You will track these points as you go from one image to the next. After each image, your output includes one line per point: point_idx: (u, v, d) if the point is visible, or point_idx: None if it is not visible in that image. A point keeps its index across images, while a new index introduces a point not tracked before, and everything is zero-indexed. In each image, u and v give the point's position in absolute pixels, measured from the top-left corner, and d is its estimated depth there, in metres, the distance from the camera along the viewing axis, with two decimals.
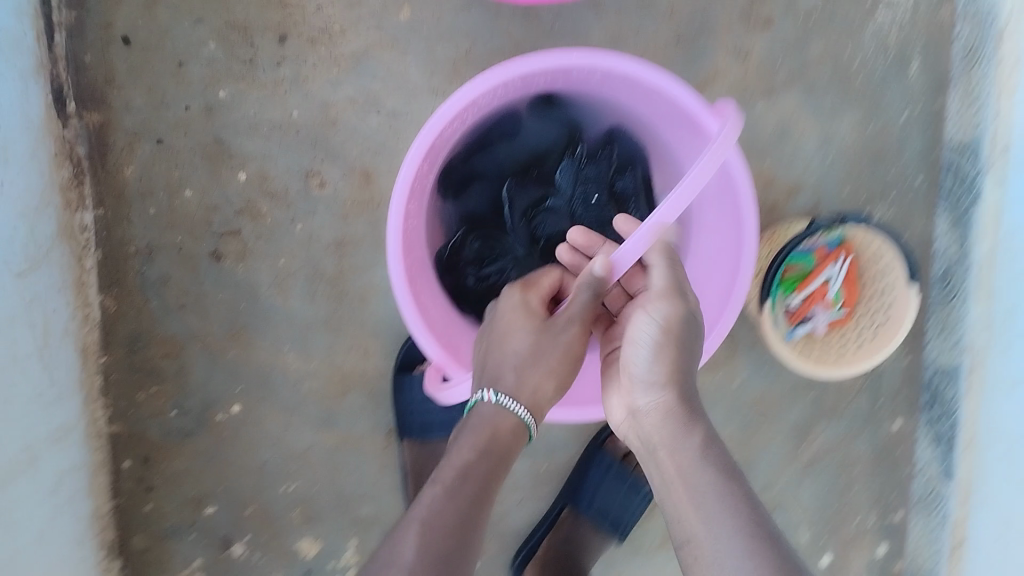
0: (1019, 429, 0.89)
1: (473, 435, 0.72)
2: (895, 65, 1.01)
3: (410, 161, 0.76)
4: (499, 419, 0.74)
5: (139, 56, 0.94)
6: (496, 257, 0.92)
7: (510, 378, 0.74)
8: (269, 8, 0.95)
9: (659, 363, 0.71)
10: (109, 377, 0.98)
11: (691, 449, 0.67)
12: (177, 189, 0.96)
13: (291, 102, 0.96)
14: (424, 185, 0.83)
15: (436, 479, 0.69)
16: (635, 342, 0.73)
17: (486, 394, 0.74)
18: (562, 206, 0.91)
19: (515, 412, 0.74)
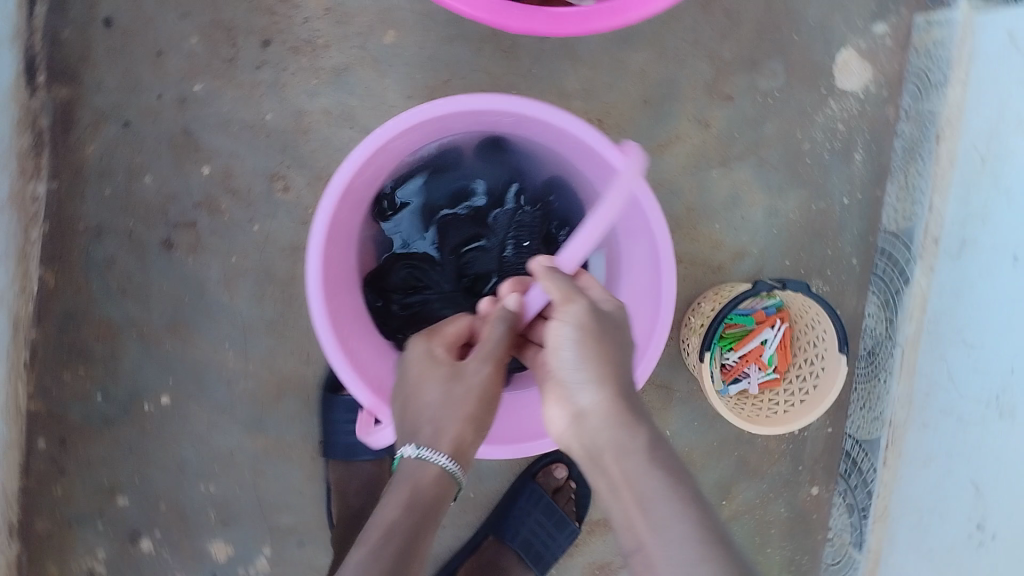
0: (929, 502, 0.97)
1: (398, 491, 0.68)
2: (841, 153, 1.08)
3: (337, 184, 0.74)
4: (421, 473, 0.69)
5: (119, 40, 0.94)
6: (421, 288, 0.91)
7: (428, 429, 0.70)
8: (257, 12, 0.96)
9: (590, 363, 0.67)
10: (35, 353, 0.95)
11: (634, 446, 0.63)
12: (137, 174, 0.96)
13: (266, 105, 0.98)
14: (353, 210, 0.82)
15: (360, 541, 0.65)
16: (561, 346, 0.68)
17: (407, 449, 0.70)
18: (493, 246, 0.90)
19: (438, 461, 0.69)
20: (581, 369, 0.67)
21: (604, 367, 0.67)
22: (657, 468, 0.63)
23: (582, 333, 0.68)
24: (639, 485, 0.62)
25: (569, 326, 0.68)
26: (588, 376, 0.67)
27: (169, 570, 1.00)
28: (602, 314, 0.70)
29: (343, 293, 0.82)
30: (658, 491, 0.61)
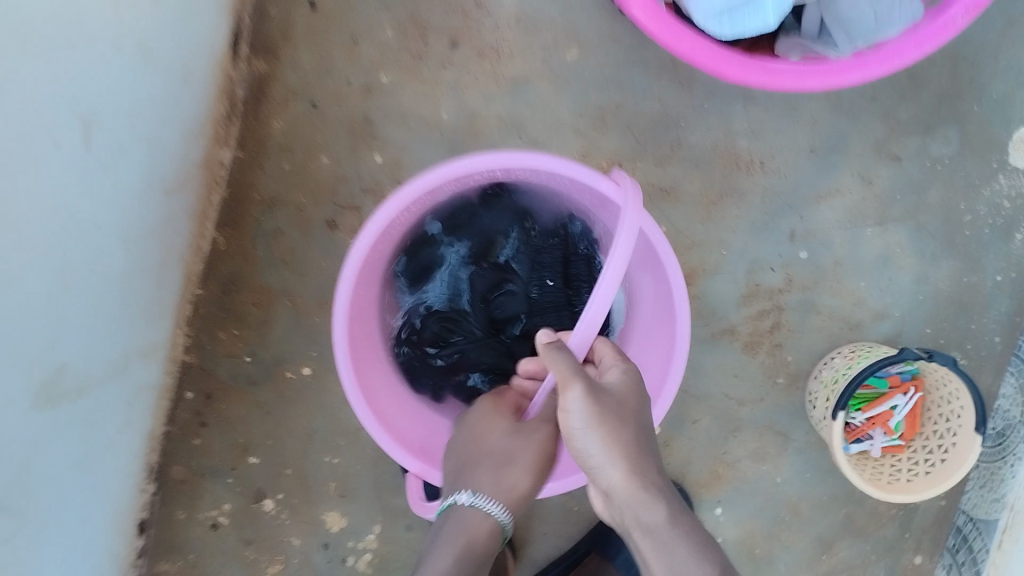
0: None
1: (450, 543, 0.68)
2: (1001, 230, 1.06)
3: (363, 240, 0.75)
4: (475, 522, 0.70)
5: (321, 24, 0.97)
6: (454, 339, 0.87)
7: (485, 479, 0.72)
8: (453, 14, 0.99)
9: (598, 440, 0.64)
10: (197, 310, 1.01)
11: (657, 523, 0.63)
12: (314, 154, 1.00)
13: (444, 102, 1.00)
14: (375, 271, 0.82)
15: None
16: (573, 427, 0.66)
17: (461, 497, 0.71)
18: (520, 290, 0.87)
19: (491, 512, 0.70)
20: (597, 452, 0.65)
21: (619, 448, 0.64)
22: (683, 542, 0.62)
23: (590, 414, 0.64)
24: (665, 553, 0.61)
25: (577, 405, 0.65)
26: (600, 459, 0.65)
27: (286, 534, 1.04)
28: (607, 387, 0.68)
29: (373, 353, 0.82)
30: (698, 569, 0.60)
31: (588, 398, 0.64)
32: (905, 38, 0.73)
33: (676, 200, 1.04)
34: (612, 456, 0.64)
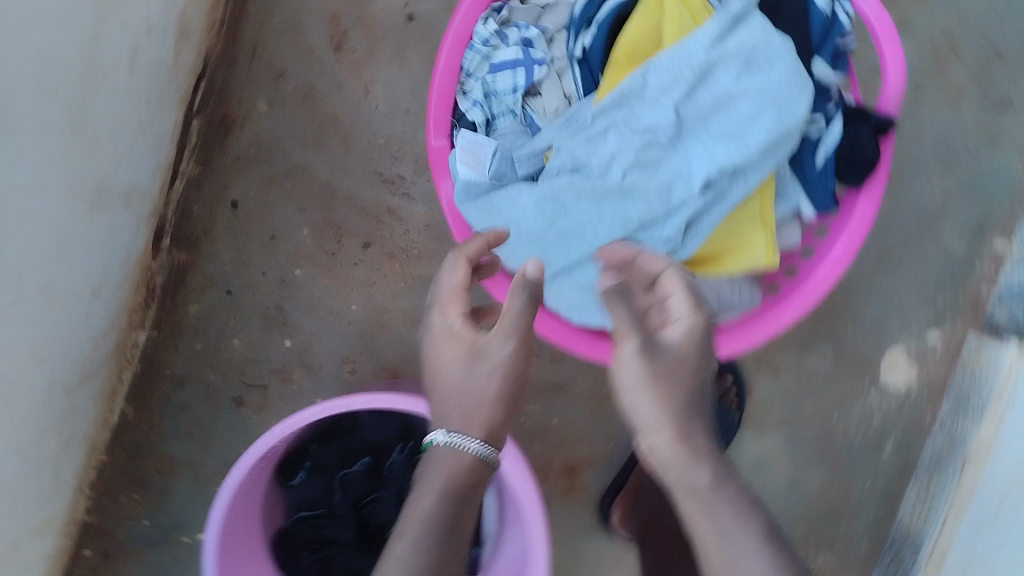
0: None
1: (429, 484, 0.58)
2: (871, 445, 1.12)
3: (248, 458, 0.80)
4: (453, 462, 0.59)
5: (240, 221, 1.04)
6: (325, 543, 0.91)
7: (455, 415, 0.61)
8: (366, 216, 1.04)
9: (651, 405, 0.56)
10: (101, 474, 1.05)
11: (705, 491, 0.55)
12: (226, 337, 1.05)
13: (354, 297, 1.05)
14: (260, 477, 0.87)
15: (399, 535, 0.56)
16: (621, 385, 0.58)
17: (438, 434, 0.61)
18: (390, 497, 0.92)
19: (471, 448, 0.59)
20: (645, 412, 0.57)
21: (670, 417, 0.56)
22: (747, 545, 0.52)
23: (641, 375, 0.57)
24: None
25: (628, 365, 0.58)
26: (657, 445, 0.56)
27: None
28: (663, 347, 0.58)
29: (247, 555, 0.86)
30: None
31: (643, 368, 0.57)
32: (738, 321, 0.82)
33: (569, 395, 1.07)
34: (663, 429, 0.56)
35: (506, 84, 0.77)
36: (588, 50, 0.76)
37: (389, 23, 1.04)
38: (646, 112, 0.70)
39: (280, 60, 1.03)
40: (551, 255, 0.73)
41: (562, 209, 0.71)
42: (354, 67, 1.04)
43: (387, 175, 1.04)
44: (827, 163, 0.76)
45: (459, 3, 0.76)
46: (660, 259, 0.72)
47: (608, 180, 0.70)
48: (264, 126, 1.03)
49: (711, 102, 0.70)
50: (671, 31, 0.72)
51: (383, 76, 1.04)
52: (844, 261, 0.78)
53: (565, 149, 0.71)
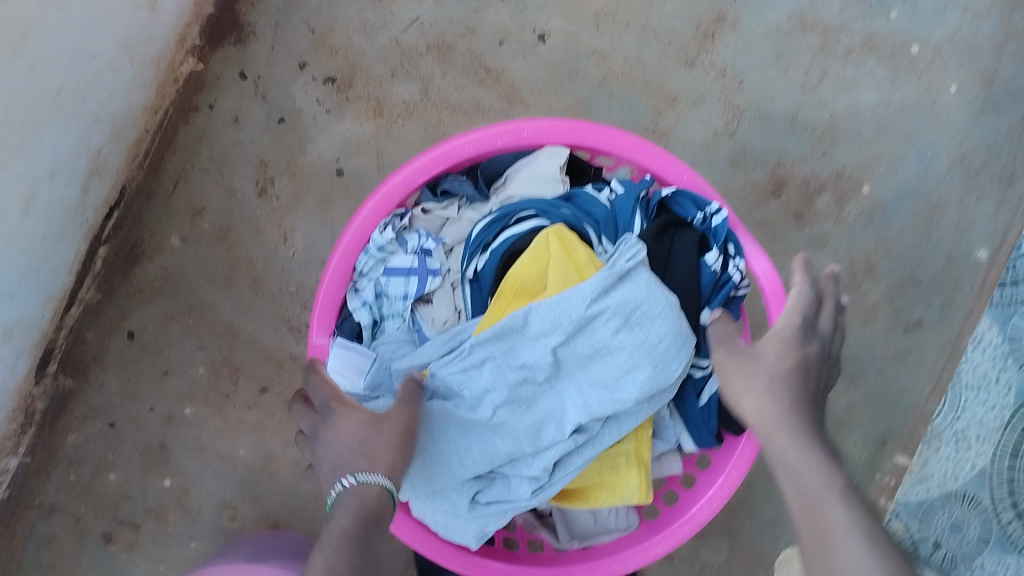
0: None
1: (337, 514, 0.60)
2: None
3: None
4: (362, 493, 0.60)
5: (135, 353, 1.01)
6: None
7: (359, 460, 0.62)
8: (267, 361, 1.01)
9: (738, 390, 0.67)
10: None
11: (790, 460, 0.61)
12: (103, 471, 1.00)
13: (243, 441, 1.01)
14: None
15: (315, 555, 0.58)
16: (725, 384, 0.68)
17: (342, 482, 0.61)
18: None
19: (377, 484, 0.61)
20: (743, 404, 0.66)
21: (762, 396, 0.65)
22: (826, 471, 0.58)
23: (734, 367, 0.68)
24: (814, 515, 0.57)
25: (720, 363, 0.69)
26: (749, 413, 0.65)
27: None
28: (757, 346, 0.68)
29: None
30: (845, 531, 0.55)
31: (735, 364, 0.67)
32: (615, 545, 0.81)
33: None
34: (761, 417, 0.64)
35: (400, 290, 0.81)
36: (479, 273, 0.81)
37: (318, 172, 1.02)
38: (524, 352, 0.71)
39: (200, 197, 1.01)
40: (415, 480, 0.72)
41: (429, 435, 0.71)
42: (276, 211, 1.02)
43: (296, 322, 1.01)
44: (710, 401, 0.79)
45: (357, 212, 0.79)
46: (528, 493, 0.72)
47: (481, 415, 0.71)
48: (174, 261, 1.01)
49: (589, 349, 0.72)
50: (558, 274, 0.74)
51: (304, 224, 1.01)
52: (722, 497, 0.77)
53: (440, 376, 0.72)
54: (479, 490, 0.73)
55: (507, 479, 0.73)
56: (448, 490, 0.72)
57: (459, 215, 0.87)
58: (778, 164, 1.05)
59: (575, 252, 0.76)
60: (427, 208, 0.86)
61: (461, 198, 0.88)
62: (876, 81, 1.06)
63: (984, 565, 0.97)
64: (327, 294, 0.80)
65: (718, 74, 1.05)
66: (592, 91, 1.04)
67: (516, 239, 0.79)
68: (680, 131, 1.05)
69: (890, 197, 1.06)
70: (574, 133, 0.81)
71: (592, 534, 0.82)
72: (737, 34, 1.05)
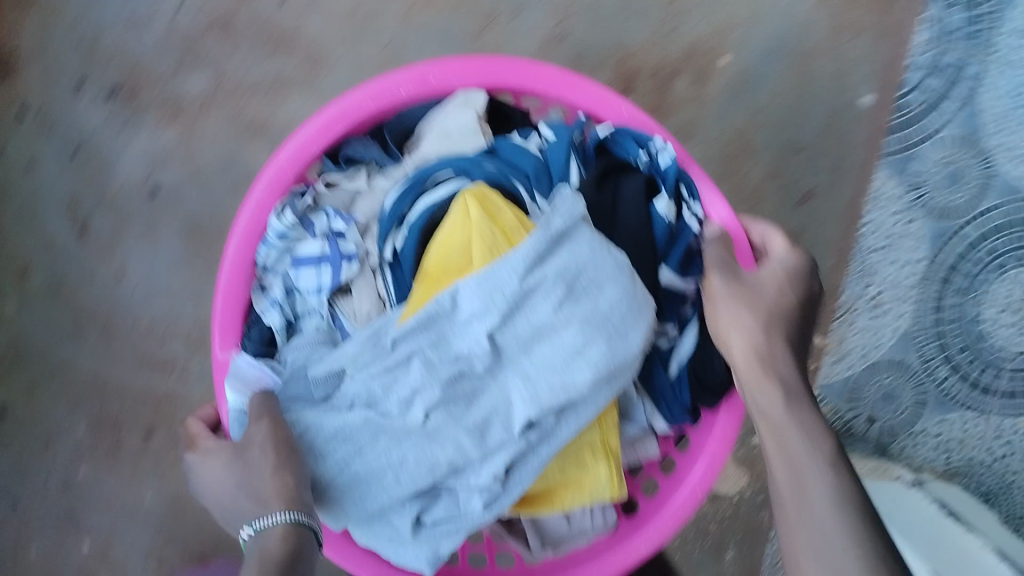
0: None
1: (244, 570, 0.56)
2: (711, 552, 1.03)
3: None
4: (263, 541, 0.56)
5: (12, 428, 0.97)
6: None
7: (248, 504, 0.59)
8: (142, 404, 0.97)
9: (728, 313, 0.65)
10: None
11: (773, 412, 0.61)
12: (20, 547, 0.98)
13: (145, 485, 0.98)
14: None
15: None
16: (714, 307, 0.66)
17: (246, 530, 0.58)
18: None
19: (276, 521, 0.56)
20: (733, 334, 0.65)
21: (752, 327, 0.64)
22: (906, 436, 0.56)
23: (726, 291, 0.66)
24: (796, 478, 0.57)
25: (714, 286, 0.67)
26: (738, 346, 0.64)
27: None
28: (757, 280, 0.66)
29: None
30: (820, 497, 0.55)
31: (734, 296, 0.65)
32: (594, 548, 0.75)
33: None
34: (749, 358, 0.63)
35: (311, 282, 0.70)
36: (399, 252, 0.72)
37: (131, 200, 0.94)
38: (457, 338, 0.62)
39: (21, 257, 0.95)
40: (346, 506, 0.62)
41: (355, 448, 0.61)
42: (103, 251, 0.95)
43: (160, 359, 0.96)
44: (681, 369, 0.72)
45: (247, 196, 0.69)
46: (478, 508, 0.62)
47: (410, 418, 0.61)
48: (17, 328, 0.96)
49: (529, 330, 0.62)
50: (481, 241, 0.65)
51: (134, 257, 0.95)
52: (705, 486, 0.72)
53: (360, 378, 0.62)
54: (424, 510, 0.62)
55: (454, 492, 0.63)
56: (387, 513, 0.63)
57: (371, 186, 0.76)
58: (620, 59, 0.94)
59: (500, 215, 0.67)
60: (334, 183, 0.75)
61: (372, 166, 0.77)
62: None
63: (926, 429, 0.98)
64: (229, 303, 0.72)
65: None
66: (399, 35, 0.93)
67: (433, 209, 0.70)
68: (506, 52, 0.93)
69: (755, 62, 0.95)
70: (489, 71, 0.72)
71: (566, 538, 0.76)
72: None
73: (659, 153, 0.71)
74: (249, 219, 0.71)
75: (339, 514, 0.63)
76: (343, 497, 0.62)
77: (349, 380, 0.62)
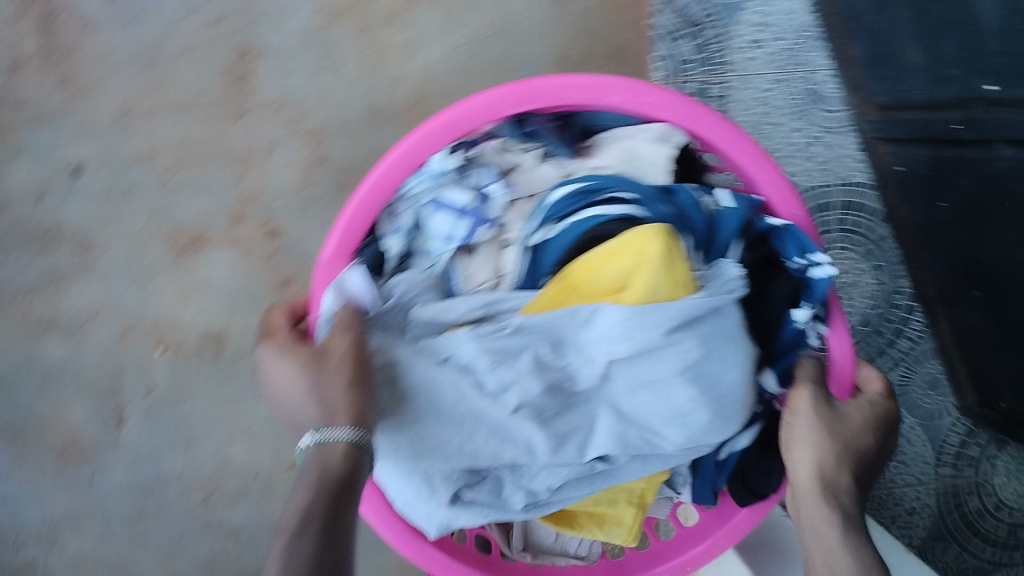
0: None
1: (304, 475, 0.55)
2: None
3: None
4: (324, 455, 0.55)
5: None
6: None
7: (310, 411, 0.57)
8: None
9: (807, 438, 0.63)
10: None
11: (833, 542, 0.58)
12: None
13: None
14: None
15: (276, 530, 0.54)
16: (791, 427, 0.65)
17: (305, 440, 0.57)
18: None
19: (340, 438, 0.55)
20: (805, 458, 0.63)
21: (823, 456, 0.62)
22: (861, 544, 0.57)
23: (811, 420, 0.64)
24: None
25: (800, 411, 0.65)
26: (807, 471, 0.62)
27: None
28: (843, 411, 0.65)
29: None
30: None
31: (817, 422, 0.64)
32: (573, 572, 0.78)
33: None
34: (814, 479, 0.62)
35: (443, 230, 0.71)
36: (546, 241, 0.69)
37: None
38: (574, 355, 0.62)
39: None
40: (403, 443, 0.60)
41: (434, 406, 0.60)
42: None
43: (13, 565, 0.96)
44: (731, 458, 0.72)
45: (420, 132, 0.68)
46: (518, 509, 0.64)
47: (499, 410, 0.60)
48: None
49: (646, 377, 0.60)
50: (643, 283, 0.59)
51: None
52: (697, 565, 0.75)
53: (476, 344, 0.60)
54: (468, 485, 0.61)
55: (501, 481, 0.63)
56: (429, 472, 0.59)
57: (535, 167, 0.75)
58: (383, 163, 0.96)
59: (677, 265, 0.60)
60: (506, 148, 0.76)
61: (545, 150, 0.76)
62: (437, 32, 0.96)
63: None
64: (345, 235, 0.70)
65: (275, 109, 0.94)
66: (158, 194, 0.93)
67: (602, 222, 0.67)
68: (268, 186, 0.95)
69: None
70: (692, 116, 0.70)
71: (547, 550, 0.80)
72: (273, 59, 0.93)
73: (819, 266, 0.67)
74: (419, 142, 0.69)
75: (384, 460, 0.61)
76: (403, 442, 0.60)
77: (458, 339, 0.61)
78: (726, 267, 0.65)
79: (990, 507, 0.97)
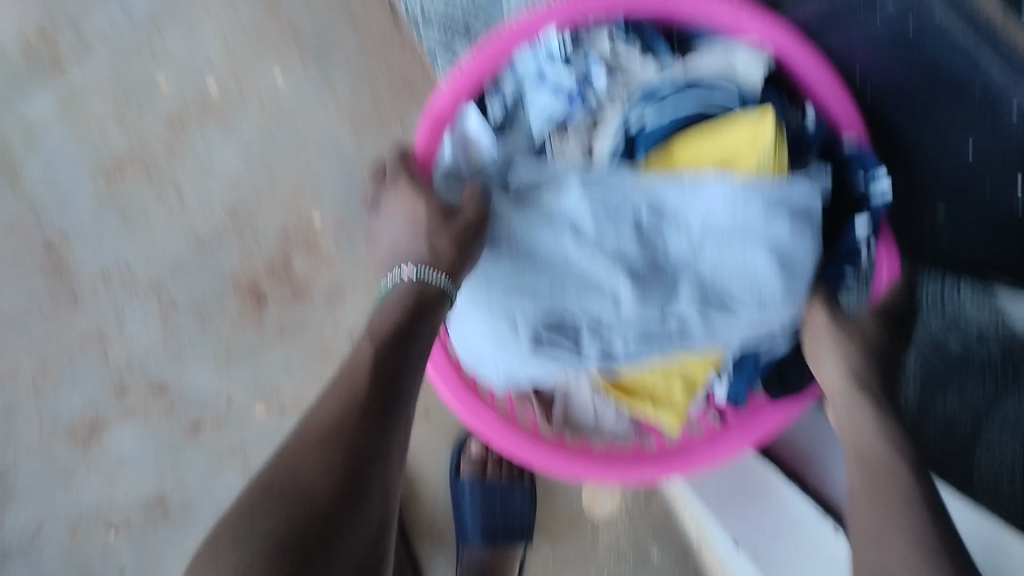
0: None
1: (397, 298, 0.58)
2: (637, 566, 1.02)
3: None
4: (418, 292, 0.58)
5: None
6: None
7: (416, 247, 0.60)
8: None
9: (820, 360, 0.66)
10: None
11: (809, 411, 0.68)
12: None
13: None
14: None
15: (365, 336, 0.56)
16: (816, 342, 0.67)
17: (405, 271, 0.59)
18: None
19: (437, 281, 0.59)
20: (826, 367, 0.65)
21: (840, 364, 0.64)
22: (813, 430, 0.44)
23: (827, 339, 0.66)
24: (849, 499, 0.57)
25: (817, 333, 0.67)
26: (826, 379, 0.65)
27: None
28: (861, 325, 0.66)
29: None
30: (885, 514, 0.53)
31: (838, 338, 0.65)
32: (606, 450, 0.79)
33: None
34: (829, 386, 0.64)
35: (543, 108, 0.73)
36: (641, 129, 0.68)
37: None
38: (672, 225, 0.65)
39: None
40: (501, 287, 0.65)
41: (542, 259, 0.65)
42: None
43: None
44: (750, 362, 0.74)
45: (554, 6, 0.73)
46: (596, 359, 0.67)
47: (601, 262, 0.64)
48: None
49: (722, 239, 0.64)
50: (745, 167, 0.63)
51: None
52: (732, 450, 0.75)
53: (597, 199, 0.64)
54: (554, 333, 0.66)
55: (584, 335, 0.66)
56: (520, 316, 0.65)
57: (640, 67, 0.73)
58: (235, 280, 0.94)
59: (779, 155, 0.63)
60: (615, 49, 0.74)
61: (647, 48, 0.75)
62: (221, 141, 0.93)
63: None
64: (460, 88, 0.74)
65: (106, 281, 0.93)
66: (36, 406, 0.94)
67: (698, 120, 0.67)
68: (134, 352, 0.94)
69: (341, 202, 0.93)
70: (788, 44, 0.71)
71: (589, 426, 0.82)
72: (79, 240, 0.93)
73: (882, 185, 0.69)
74: (549, 14, 0.74)
75: (486, 298, 0.66)
76: (507, 280, 0.65)
77: (573, 196, 0.64)
78: (805, 176, 0.65)
79: (978, 329, 0.79)
